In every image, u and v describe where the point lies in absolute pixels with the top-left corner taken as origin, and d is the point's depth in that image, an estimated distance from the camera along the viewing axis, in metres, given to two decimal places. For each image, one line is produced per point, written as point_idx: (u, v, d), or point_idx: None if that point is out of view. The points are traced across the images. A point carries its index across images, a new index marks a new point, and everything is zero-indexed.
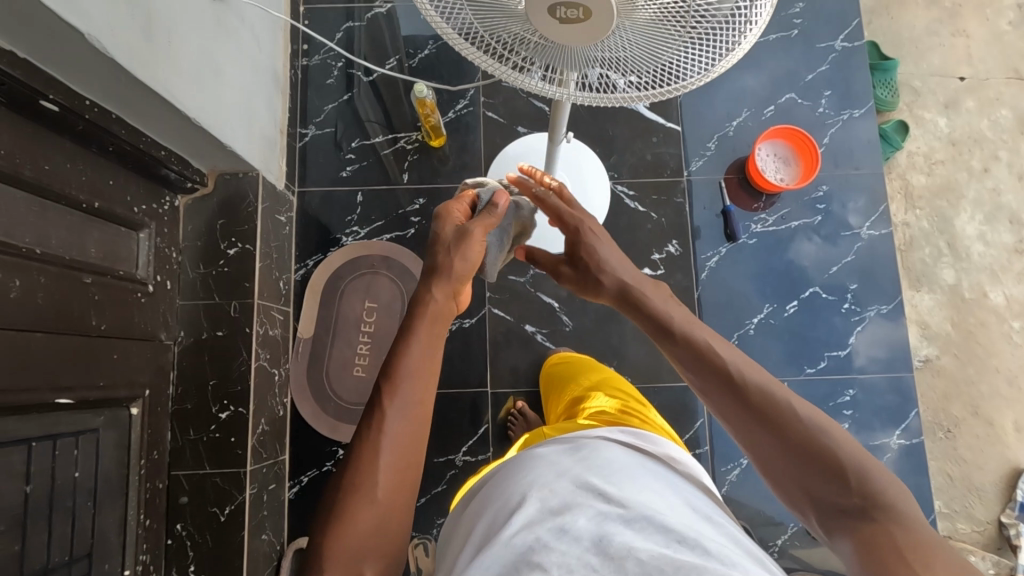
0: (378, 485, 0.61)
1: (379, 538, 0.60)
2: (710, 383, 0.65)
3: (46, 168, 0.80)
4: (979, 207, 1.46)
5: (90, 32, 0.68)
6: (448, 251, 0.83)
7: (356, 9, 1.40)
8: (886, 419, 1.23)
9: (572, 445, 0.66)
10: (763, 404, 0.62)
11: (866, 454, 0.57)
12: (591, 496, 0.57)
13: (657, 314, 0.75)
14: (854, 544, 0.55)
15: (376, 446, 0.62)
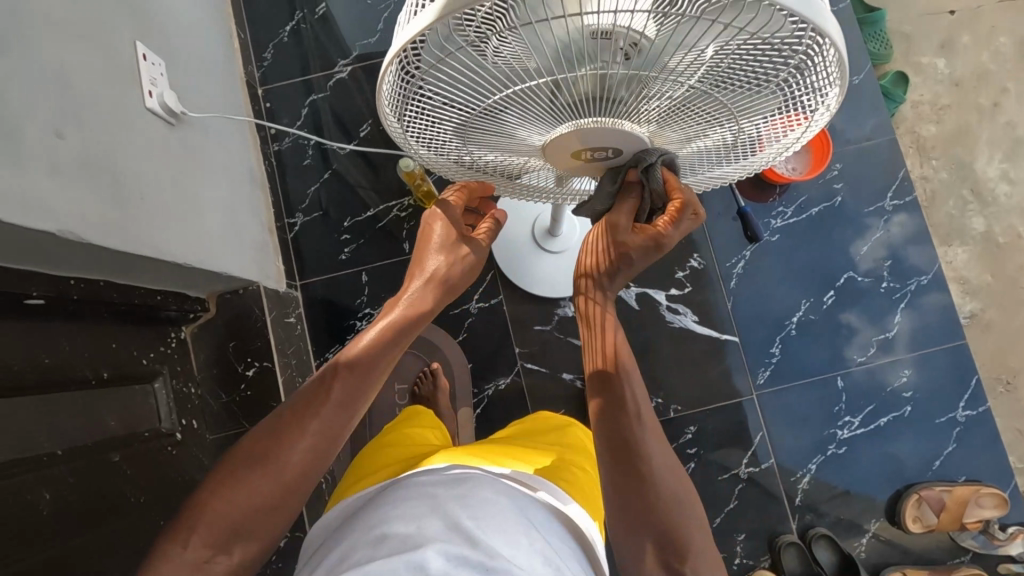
0: (283, 466, 0.58)
1: (256, 522, 0.57)
2: (641, 490, 0.58)
3: (47, 360, 0.75)
4: (996, 146, 1.40)
5: (62, 228, 0.65)
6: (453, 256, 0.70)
7: (314, 80, 1.33)
8: (949, 392, 1.19)
9: (454, 480, 0.55)
10: (681, 536, 0.58)
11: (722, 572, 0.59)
12: (450, 535, 0.46)
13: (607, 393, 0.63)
14: None
15: (293, 433, 0.59)
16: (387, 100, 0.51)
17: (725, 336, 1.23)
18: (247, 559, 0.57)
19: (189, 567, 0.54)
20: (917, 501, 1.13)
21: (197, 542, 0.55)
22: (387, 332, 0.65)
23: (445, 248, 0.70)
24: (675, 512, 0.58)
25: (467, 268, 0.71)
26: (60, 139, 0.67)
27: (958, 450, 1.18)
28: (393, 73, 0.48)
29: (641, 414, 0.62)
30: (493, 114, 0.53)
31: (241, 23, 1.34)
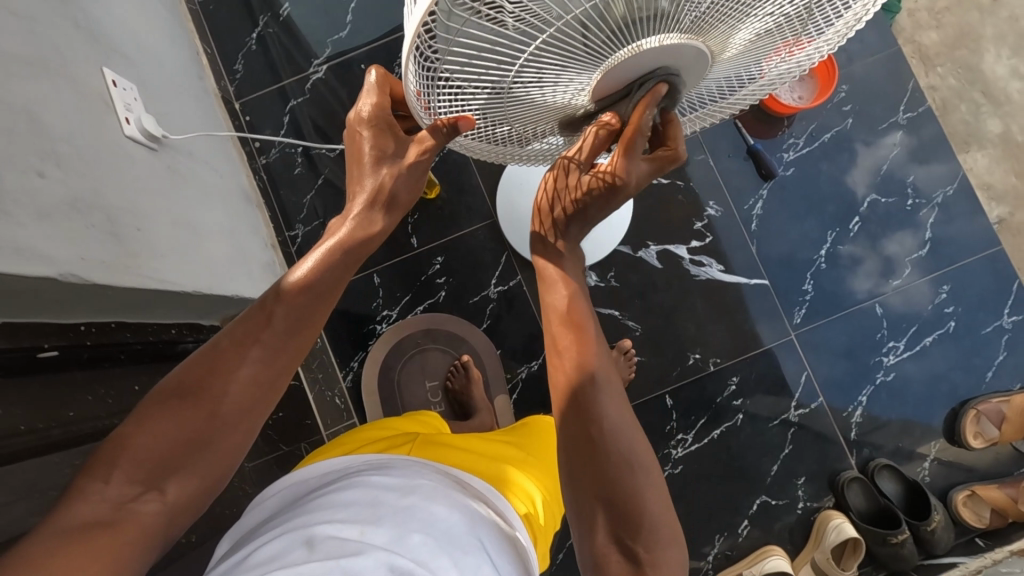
0: (222, 397, 0.48)
1: (194, 455, 0.47)
2: (593, 451, 0.51)
3: (72, 413, 0.70)
4: (1003, 41, 1.35)
5: (64, 271, 0.62)
6: (396, 166, 0.58)
7: (288, 86, 1.28)
8: (993, 299, 1.16)
9: (416, 489, 0.48)
10: (638, 516, 0.49)
11: (680, 544, 0.50)
12: (396, 545, 0.40)
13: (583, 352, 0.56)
14: None
15: (233, 363, 0.49)
16: (410, 84, 0.48)
17: (754, 280, 1.19)
18: (186, 500, 0.47)
19: (110, 507, 0.43)
20: (975, 417, 1.10)
21: (124, 478, 0.44)
22: (339, 249, 0.55)
23: (384, 158, 0.58)
24: (629, 488, 0.49)
25: (413, 173, 0.59)
26: (44, 180, 0.63)
27: (1008, 357, 1.15)
28: (411, 59, 0.45)
29: (603, 379, 0.55)
30: (530, 72, 0.49)
31: (204, 37, 1.28)
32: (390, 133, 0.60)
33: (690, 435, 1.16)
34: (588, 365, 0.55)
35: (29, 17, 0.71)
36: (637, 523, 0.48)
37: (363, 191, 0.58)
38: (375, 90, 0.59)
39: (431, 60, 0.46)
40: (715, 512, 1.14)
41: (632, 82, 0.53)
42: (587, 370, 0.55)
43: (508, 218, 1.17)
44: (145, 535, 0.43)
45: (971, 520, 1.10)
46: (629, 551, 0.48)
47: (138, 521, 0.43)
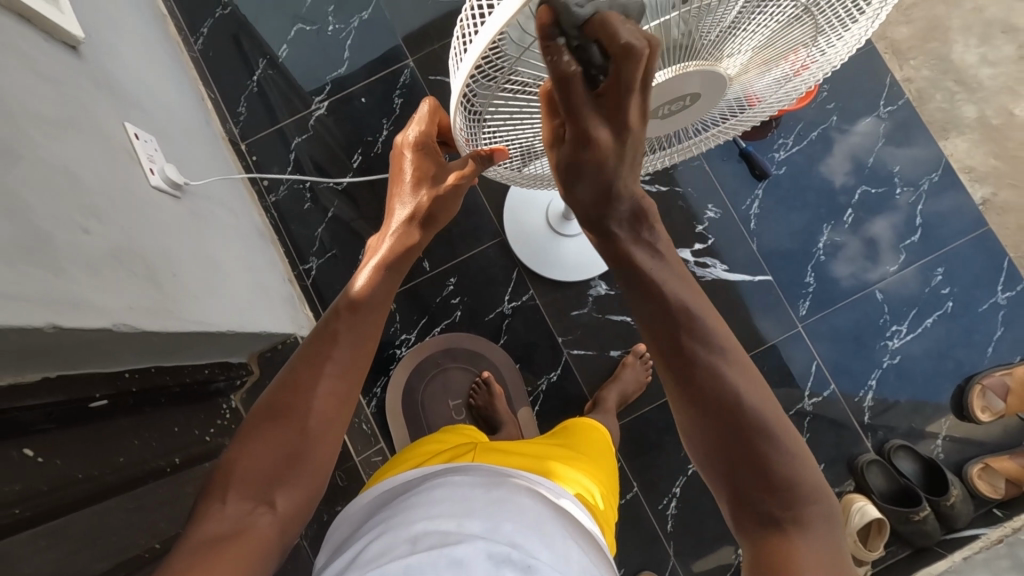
0: (307, 412, 0.54)
1: (294, 467, 0.53)
2: (728, 434, 0.50)
3: (122, 458, 0.73)
4: (969, 31, 1.41)
5: (116, 321, 0.65)
6: (437, 189, 0.65)
7: (287, 127, 1.32)
8: (986, 278, 1.21)
9: (496, 485, 0.53)
10: (779, 479, 0.49)
11: (831, 496, 0.51)
12: (492, 536, 0.45)
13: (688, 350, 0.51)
14: (767, 549, 0.49)
15: (310, 380, 0.55)
16: (459, 124, 0.51)
17: (757, 276, 1.23)
18: (292, 511, 0.52)
19: (231, 522, 0.49)
20: (981, 391, 1.14)
21: (237, 496, 0.50)
22: (384, 265, 0.63)
23: (425, 179, 0.65)
24: (770, 456, 0.49)
25: (449, 197, 0.65)
26: (88, 235, 0.66)
27: (1007, 331, 1.19)
28: (459, 102, 0.49)
29: (724, 364, 0.51)
30: None
31: (206, 83, 1.32)
32: (428, 155, 0.65)
33: None
34: (707, 345, 0.51)
35: (57, 82, 0.74)
36: (775, 489, 0.49)
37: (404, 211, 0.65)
38: (425, 121, 0.63)
39: (476, 103, 0.50)
40: None
41: (657, 106, 0.57)
42: (711, 362, 0.51)
43: (516, 235, 1.21)
44: (264, 544, 0.49)
45: (988, 492, 1.13)
46: (769, 515, 0.50)
47: (257, 532, 0.49)
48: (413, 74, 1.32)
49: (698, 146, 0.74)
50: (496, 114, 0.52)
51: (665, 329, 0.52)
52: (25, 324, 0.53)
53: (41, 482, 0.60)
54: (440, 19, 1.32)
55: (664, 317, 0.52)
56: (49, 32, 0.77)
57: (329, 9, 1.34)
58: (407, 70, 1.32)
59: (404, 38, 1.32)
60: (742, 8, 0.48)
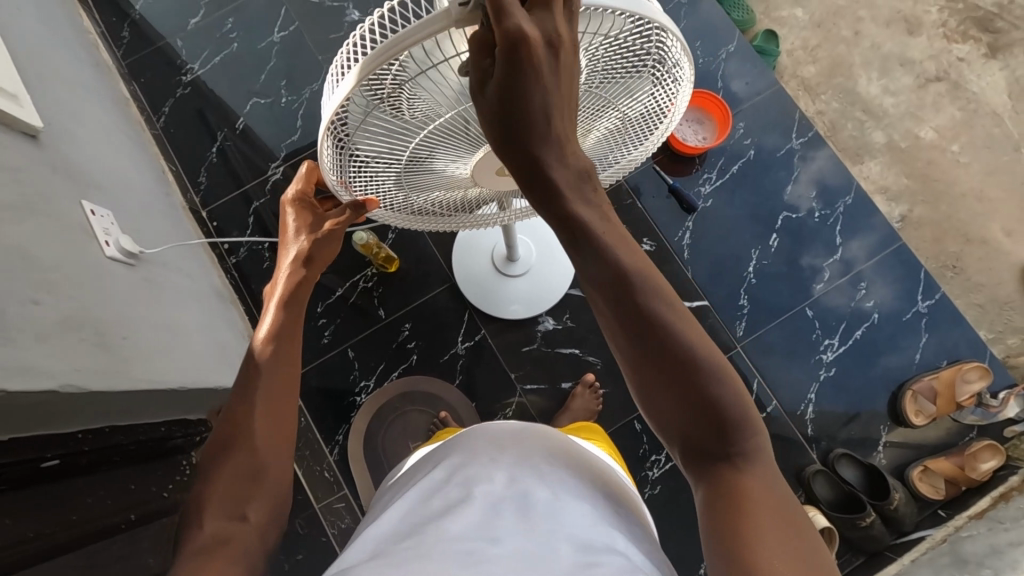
0: (254, 433, 0.59)
1: (259, 481, 0.57)
2: (664, 380, 0.50)
3: (75, 517, 0.76)
4: (870, 66, 1.56)
5: (66, 383, 0.70)
6: (315, 234, 0.71)
7: (252, 188, 1.40)
8: (907, 289, 1.29)
9: (497, 442, 0.62)
10: (724, 420, 0.49)
11: (760, 430, 0.51)
12: (526, 477, 0.56)
13: (636, 307, 0.50)
14: (714, 500, 0.49)
15: (252, 405, 0.60)
16: (326, 160, 0.56)
17: (696, 302, 1.30)
18: (267, 519, 0.55)
19: (214, 537, 0.51)
20: (913, 396, 1.21)
21: (213, 516, 0.53)
22: (282, 303, 0.69)
23: (304, 229, 0.72)
24: (720, 405, 0.49)
25: (328, 239, 0.72)
26: (37, 306, 0.72)
27: (931, 338, 1.27)
28: (326, 142, 0.55)
29: (665, 311, 0.50)
30: (424, 150, 0.59)
31: (169, 157, 1.42)
32: (305, 209, 0.72)
33: (662, 455, 1.23)
34: (632, 288, 0.50)
35: (14, 168, 0.82)
36: (726, 434, 0.49)
37: (289, 254, 0.71)
38: (302, 180, 0.71)
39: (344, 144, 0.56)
40: (698, 525, 1.20)
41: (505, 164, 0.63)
42: (666, 320, 0.50)
43: (465, 279, 1.28)
44: (249, 552, 0.52)
45: (929, 493, 1.18)
46: (724, 459, 0.50)
47: (241, 542, 0.52)
48: None
49: None
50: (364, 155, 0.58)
51: (607, 285, 0.51)
52: None
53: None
54: None
55: (602, 273, 0.51)
56: (10, 124, 0.86)
57: (282, 83, 1.45)
58: None
59: None
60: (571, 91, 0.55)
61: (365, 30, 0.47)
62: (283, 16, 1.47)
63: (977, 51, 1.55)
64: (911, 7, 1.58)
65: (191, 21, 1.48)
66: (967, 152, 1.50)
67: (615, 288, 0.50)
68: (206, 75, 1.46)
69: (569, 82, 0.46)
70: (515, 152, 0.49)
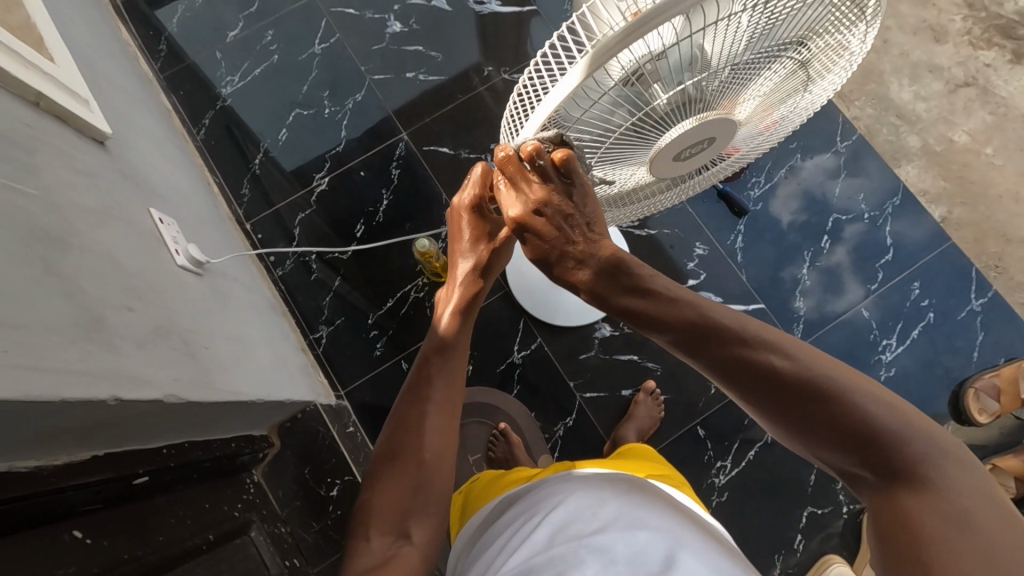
0: (420, 449, 0.65)
1: (423, 496, 0.63)
2: (794, 407, 0.56)
3: (161, 538, 0.72)
4: (901, 73, 1.59)
5: (166, 394, 0.67)
6: (491, 242, 0.72)
7: (297, 200, 1.37)
8: (959, 289, 1.30)
9: (630, 490, 0.64)
10: (872, 437, 0.53)
11: (926, 438, 0.52)
12: (633, 527, 0.57)
13: (726, 354, 0.60)
14: (876, 511, 0.53)
15: (420, 419, 0.66)
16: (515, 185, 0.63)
17: (751, 305, 1.30)
18: (428, 530, 0.62)
19: (381, 554, 0.59)
20: (975, 394, 1.20)
21: (379, 534, 0.61)
22: (460, 310, 0.73)
23: (480, 235, 0.72)
24: (850, 422, 0.53)
25: (505, 247, 0.73)
26: (132, 313, 0.69)
27: (987, 337, 1.27)
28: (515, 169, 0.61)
29: (764, 356, 0.58)
30: (605, 152, 0.61)
31: (210, 170, 1.39)
32: (479, 214, 0.72)
33: (728, 461, 1.21)
34: (733, 341, 0.60)
35: (92, 175, 0.79)
36: (867, 449, 0.53)
37: (466, 264, 0.73)
38: (476, 184, 0.69)
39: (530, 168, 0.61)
40: (769, 531, 1.18)
41: (683, 151, 0.64)
42: (754, 355, 0.59)
43: (519, 287, 1.27)
44: (412, 567, 0.58)
45: (999, 492, 1.17)
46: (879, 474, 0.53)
47: (403, 560, 0.58)
48: (408, 146, 1.40)
49: (725, 170, 0.80)
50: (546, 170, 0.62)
51: (695, 341, 0.62)
52: (90, 397, 0.54)
53: (91, 564, 0.61)
54: (429, 93, 1.43)
55: (684, 336, 0.63)
56: (82, 131, 0.83)
57: (324, 94, 1.43)
58: (402, 143, 1.40)
59: (397, 114, 1.42)
60: (743, 61, 0.54)
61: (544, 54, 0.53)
62: (323, 28, 1.47)
63: (1003, 57, 1.59)
64: (936, 15, 1.62)
65: (229, 34, 1.47)
66: (1000, 155, 1.53)
67: (702, 347, 0.62)
68: (246, 87, 1.44)
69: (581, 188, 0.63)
70: (541, 252, 0.67)
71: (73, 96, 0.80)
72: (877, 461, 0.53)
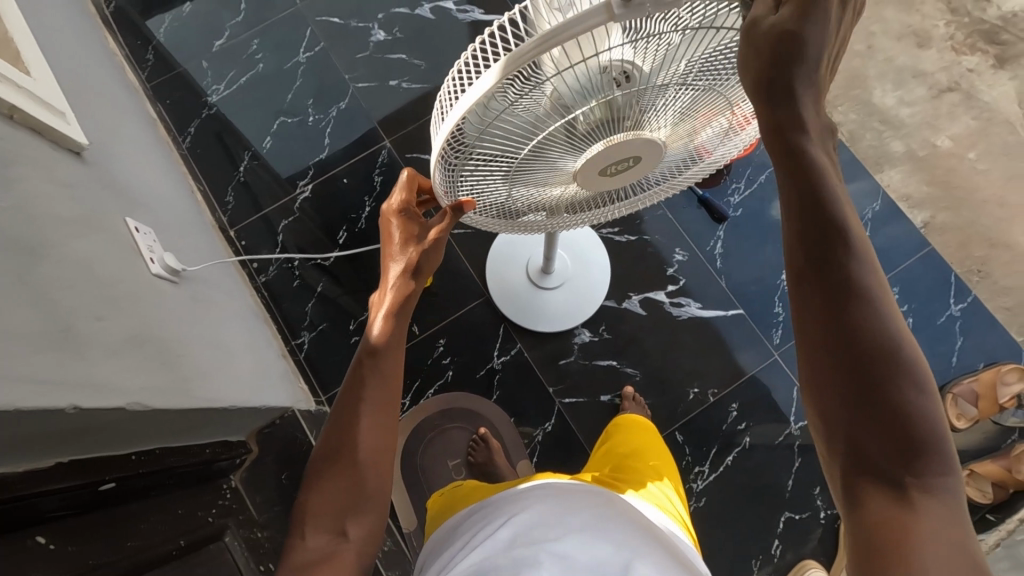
0: (356, 451, 0.64)
1: (362, 497, 0.63)
2: (868, 373, 0.44)
3: (131, 542, 0.73)
4: (885, 78, 1.59)
5: (132, 401, 0.67)
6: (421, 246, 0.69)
7: (280, 207, 1.39)
8: (939, 294, 1.30)
9: (596, 504, 0.65)
10: (914, 439, 0.44)
11: (948, 463, 0.45)
12: (592, 537, 0.58)
13: (839, 284, 0.46)
14: (868, 520, 0.44)
15: (352, 419, 0.65)
16: (437, 178, 0.59)
17: (731, 311, 1.30)
18: (365, 535, 0.63)
19: (315, 553, 0.60)
20: (953, 399, 1.21)
21: (314, 532, 0.62)
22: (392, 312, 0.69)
23: (410, 240, 0.69)
24: (912, 416, 0.44)
25: (434, 248, 0.69)
26: (102, 322, 0.70)
27: (967, 342, 1.27)
28: (439, 160, 0.56)
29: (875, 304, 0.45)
30: (534, 159, 0.59)
31: (196, 177, 1.40)
32: (410, 214, 0.70)
33: (706, 466, 1.22)
34: (849, 273, 0.46)
35: (68, 185, 0.81)
36: (910, 449, 0.44)
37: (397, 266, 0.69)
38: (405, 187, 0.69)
39: (455, 163, 0.57)
40: (747, 536, 1.19)
41: (607, 167, 0.64)
42: (859, 299, 0.45)
43: (499, 294, 1.28)
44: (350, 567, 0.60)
45: (977, 497, 1.16)
46: (895, 480, 0.44)
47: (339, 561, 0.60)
48: (391, 153, 1.42)
49: (651, 200, 0.81)
50: (472, 169, 0.59)
51: (813, 260, 0.47)
52: (49, 406, 0.55)
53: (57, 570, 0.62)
54: (412, 101, 1.44)
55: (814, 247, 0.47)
56: (58, 142, 0.85)
57: (309, 102, 1.45)
58: (385, 150, 1.42)
59: (381, 122, 1.43)
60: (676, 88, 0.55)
61: (473, 50, 0.50)
62: (309, 37, 1.48)
63: (986, 63, 1.59)
64: (921, 21, 1.62)
65: (216, 43, 1.49)
66: (984, 160, 1.53)
67: (819, 264, 0.46)
68: (232, 95, 1.46)
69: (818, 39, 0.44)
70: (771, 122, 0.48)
71: (49, 108, 0.82)
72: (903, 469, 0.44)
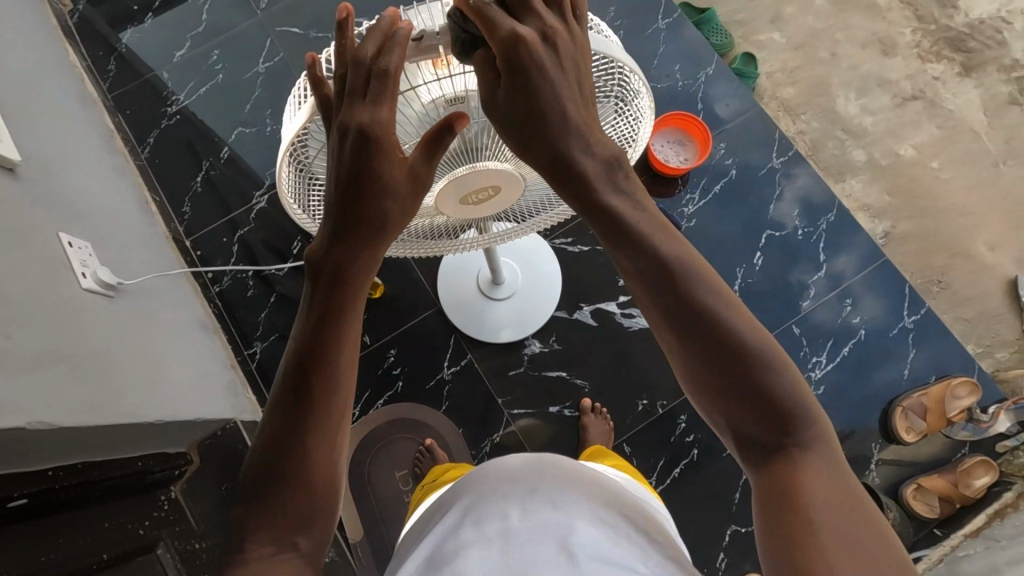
0: (304, 459, 0.53)
1: (311, 505, 0.54)
2: (725, 368, 0.50)
3: (45, 556, 0.73)
4: (849, 86, 1.58)
5: (33, 420, 0.68)
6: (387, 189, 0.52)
7: (236, 217, 1.39)
8: (892, 305, 1.29)
9: (546, 469, 0.59)
10: (786, 412, 0.50)
11: (823, 423, 0.51)
12: (535, 513, 0.54)
13: (688, 297, 0.51)
14: (769, 487, 0.49)
15: (299, 422, 0.53)
16: (286, 182, 0.60)
17: None
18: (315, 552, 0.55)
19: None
20: (903, 413, 1.20)
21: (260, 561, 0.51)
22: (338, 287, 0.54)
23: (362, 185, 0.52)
24: (775, 390, 0.50)
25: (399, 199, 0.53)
26: (10, 340, 0.71)
27: (919, 354, 1.27)
28: (286, 161, 0.58)
29: (720, 309, 0.51)
30: None
31: (153, 187, 1.41)
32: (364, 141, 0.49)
33: (653, 478, 1.22)
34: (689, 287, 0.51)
35: None
36: (782, 419, 0.50)
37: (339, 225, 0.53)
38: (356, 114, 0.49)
39: (305, 168, 0.60)
40: (693, 549, 1.18)
41: (464, 193, 0.66)
42: (704, 303, 0.51)
43: (449, 305, 1.28)
44: None
45: (924, 512, 1.17)
46: (779, 446, 0.50)
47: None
48: None
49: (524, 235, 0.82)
50: (322, 178, 0.61)
51: (654, 275, 0.52)
52: None
53: None
54: None
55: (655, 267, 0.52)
56: None
57: (267, 112, 1.46)
58: None
59: None
60: None
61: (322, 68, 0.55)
62: (268, 47, 1.49)
63: (951, 70, 1.58)
64: (886, 28, 1.61)
65: (177, 54, 1.50)
66: (947, 169, 1.52)
67: (665, 283, 0.51)
68: (192, 105, 1.47)
69: (575, 63, 0.53)
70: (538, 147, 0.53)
71: None
72: (782, 435, 0.50)
